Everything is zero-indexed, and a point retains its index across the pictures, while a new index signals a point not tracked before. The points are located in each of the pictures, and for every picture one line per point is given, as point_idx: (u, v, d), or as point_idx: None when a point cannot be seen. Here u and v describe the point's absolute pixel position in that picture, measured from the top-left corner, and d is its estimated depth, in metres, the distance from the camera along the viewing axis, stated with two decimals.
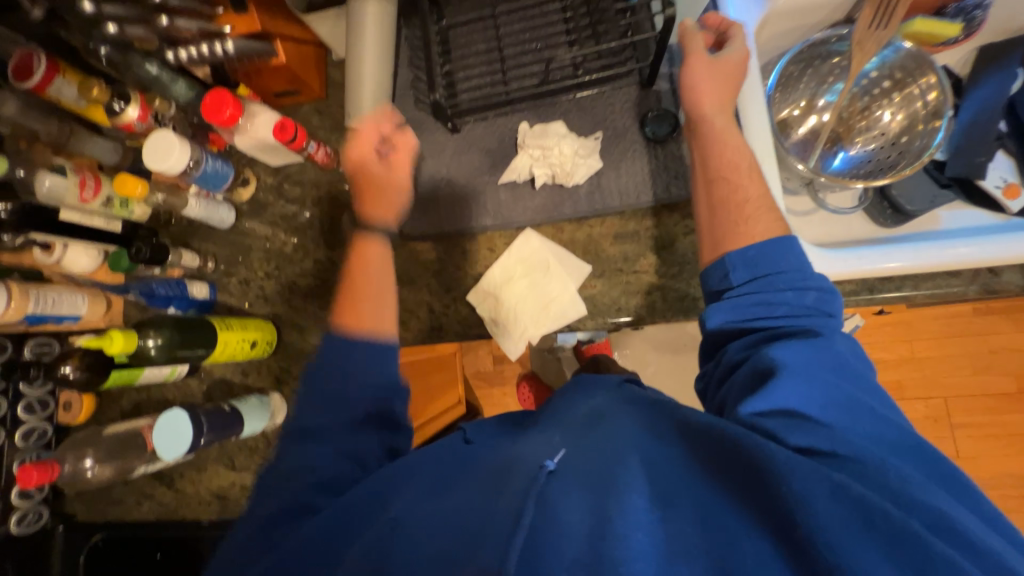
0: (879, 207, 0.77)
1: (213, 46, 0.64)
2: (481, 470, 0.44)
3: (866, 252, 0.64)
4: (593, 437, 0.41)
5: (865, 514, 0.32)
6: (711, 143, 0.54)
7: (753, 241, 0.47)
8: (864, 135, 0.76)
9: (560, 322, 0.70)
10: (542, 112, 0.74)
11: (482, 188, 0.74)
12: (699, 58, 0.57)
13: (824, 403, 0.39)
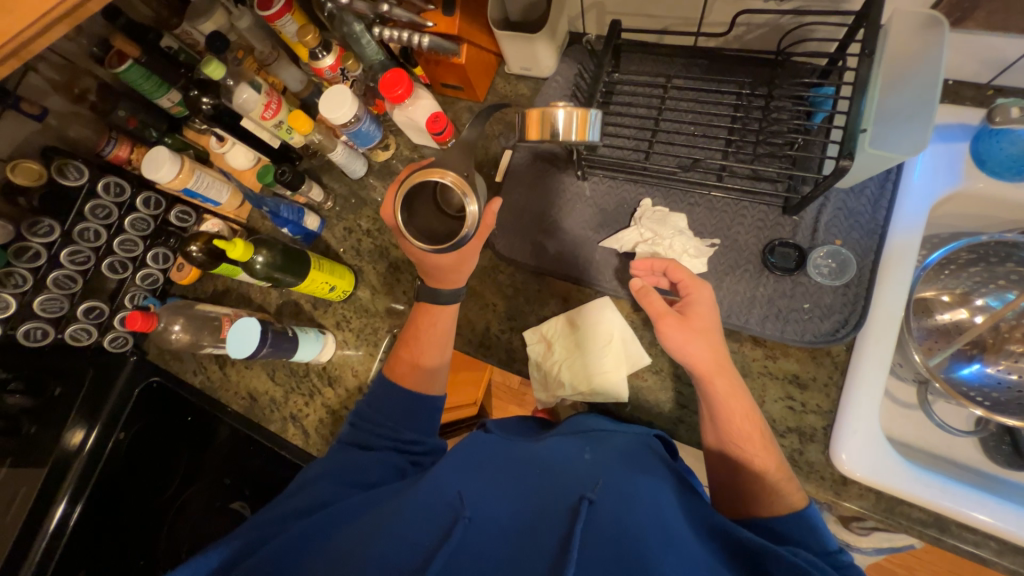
0: (996, 440, 0.66)
1: (412, 36, 0.71)
2: (516, 474, 0.54)
3: (942, 483, 0.58)
4: (638, 490, 0.50)
5: None
6: (719, 410, 0.58)
7: (780, 517, 0.51)
8: (1012, 361, 0.67)
9: (597, 398, 0.70)
10: (671, 196, 0.74)
11: (583, 241, 0.76)
12: (667, 315, 0.59)
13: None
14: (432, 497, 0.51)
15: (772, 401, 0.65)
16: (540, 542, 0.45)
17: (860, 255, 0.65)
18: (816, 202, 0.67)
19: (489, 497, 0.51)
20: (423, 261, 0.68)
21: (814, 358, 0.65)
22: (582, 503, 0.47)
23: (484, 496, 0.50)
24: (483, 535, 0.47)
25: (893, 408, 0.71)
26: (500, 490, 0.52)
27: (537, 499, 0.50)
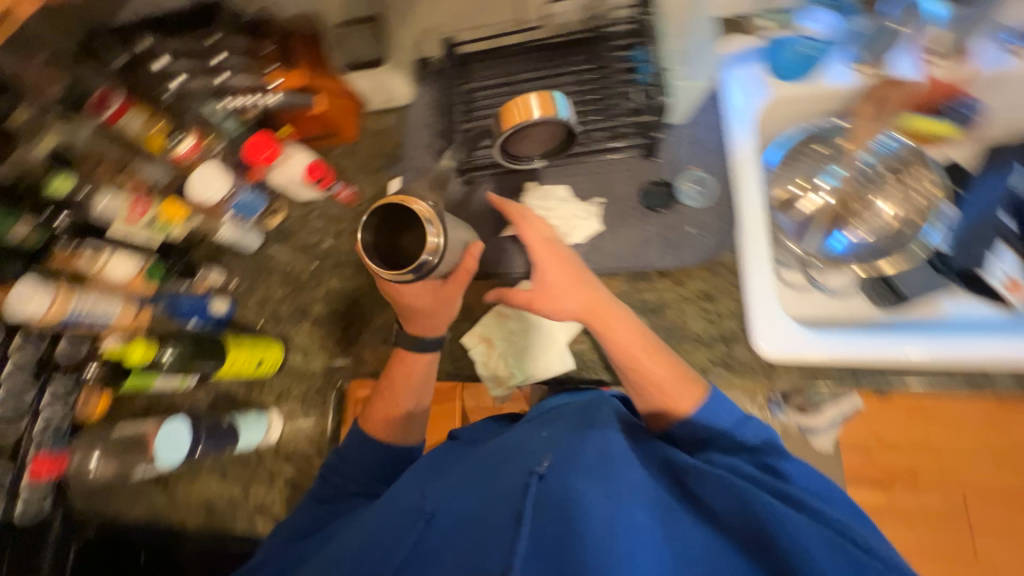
0: (878, 291, 0.76)
1: (262, 96, 0.74)
2: (477, 460, 0.59)
3: (852, 338, 0.66)
4: (590, 451, 0.55)
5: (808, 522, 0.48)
6: (610, 343, 0.64)
7: (682, 418, 0.62)
8: (865, 223, 0.76)
9: (546, 372, 0.75)
10: (551, 172, 0.80)
11: (489, 237, 0.80)
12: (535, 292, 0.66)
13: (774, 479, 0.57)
14: (398, 512, 0.55)
15: (693, 319, 0.72)
16: (500, 519, 0.49)
17: (714, 174, 0.74)
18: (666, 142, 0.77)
19: (450, 494, 0.55)
20: (399, 305, 0.68)
21: (711, 272, 0.72)
22: (536, 475, 0.52)
23: (449, 494, 0.55)
24: (449, 520, 0.52)
25: (794, 296, 0.79)
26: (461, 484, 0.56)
27: (493, 479, 0.55)
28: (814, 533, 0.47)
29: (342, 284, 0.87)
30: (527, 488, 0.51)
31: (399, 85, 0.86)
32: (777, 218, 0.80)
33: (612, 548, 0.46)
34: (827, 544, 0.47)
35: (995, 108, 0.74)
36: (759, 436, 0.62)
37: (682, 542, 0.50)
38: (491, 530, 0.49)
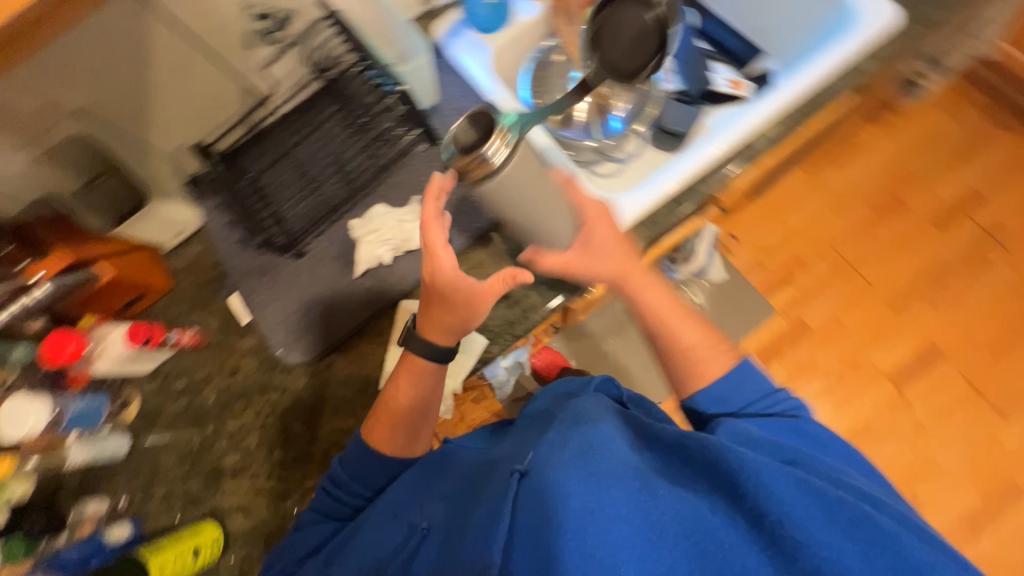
0: (660, 138, 0.94)
1: (28, 295, 0.64)
2: (463, 497, 0.57)
3: (658, 179, 0.78)
4: (570, 439, 0.49)
5: (818, 495, 0.41)
6: (655, 316, 0.64)
7: (717, 382, 0.59)
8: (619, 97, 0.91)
9: (470, 360, 0.77)
10: (365, 201, 0.81)
11: (346, 288, 0.79)
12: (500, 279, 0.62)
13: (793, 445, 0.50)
14: (398, 533, 0.61)
15: None
16: (474, 530, 0.49)
17: None
18: (439, 123, 0.83)
19: (442, 509, 0.59)
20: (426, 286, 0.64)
21: None
22: (515, 474, 0.48)
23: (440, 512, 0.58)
24: (437, 537, 0.56)
25: (614, 180, 0.95)
26: (448, 498, 0.59)
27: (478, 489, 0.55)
28: (787, 475, 0.42)
29: (236, 422, 0.78)
30: (509, 488, 0.48)
31: (179, 212, 0.85)
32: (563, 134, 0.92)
33: (591, 545, 0.40)
34: (799, 483, 0.42)
35: None
36: (789, 410, 0.57)
37: (675, 533, 0.41)
38: (467, 534, 0.50)
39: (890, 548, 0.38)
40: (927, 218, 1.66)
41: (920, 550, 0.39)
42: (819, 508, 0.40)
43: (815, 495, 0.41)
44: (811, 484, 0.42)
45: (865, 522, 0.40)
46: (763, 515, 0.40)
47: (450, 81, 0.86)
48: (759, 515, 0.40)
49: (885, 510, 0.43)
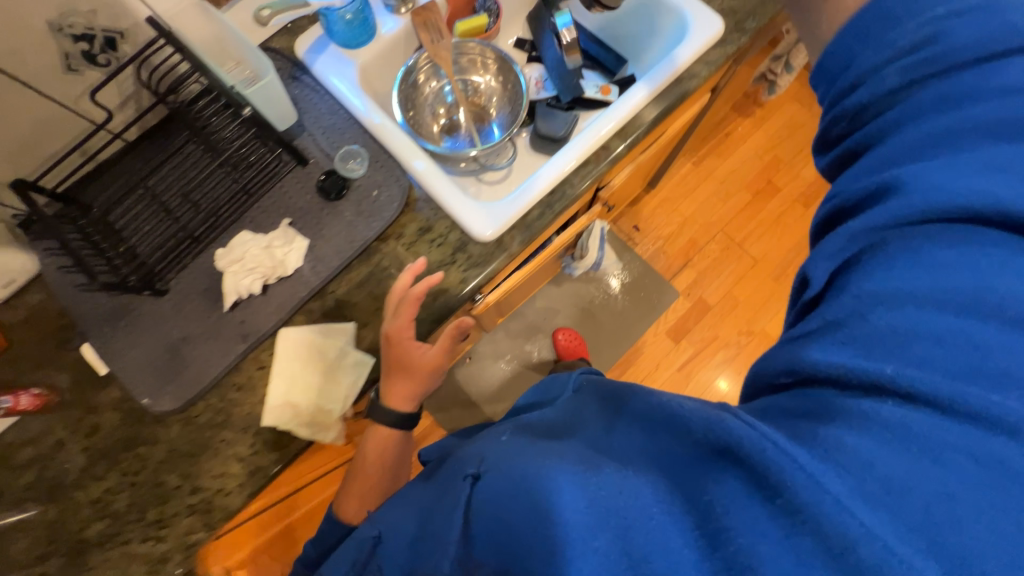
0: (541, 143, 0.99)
1: None
2: (443, 485, 0.60)
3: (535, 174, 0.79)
4: (534, 450, 0.50)
5: (768, 487, 0.33)
6: None
7: None
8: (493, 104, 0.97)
9: (358, 385, 0.72)
10: (232, 229, 0.77)
11: (217, 322, 0.74)
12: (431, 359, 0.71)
13: (909, 372, 0.32)
14: (355, 546, 0.67)
15: (429, 252, 0.77)
16: (439, 528, 0.53)
17: (363, 141, 0.81)
18: (308, 143, 0.81)
19: (408, 512, 0.63)
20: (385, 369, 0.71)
21: (416, 209, 0.79)
22: (468, 480, 0.52)
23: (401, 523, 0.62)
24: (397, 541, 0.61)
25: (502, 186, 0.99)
26: (406, 511, 0.64)
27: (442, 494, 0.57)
28: (736, 435, 0.35)
29: (100, 486, 0.70)
30: (460, 494, 0.52)
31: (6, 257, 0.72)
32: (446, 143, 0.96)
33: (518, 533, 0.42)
34: (731, 448, 0.35)
35: None
36: (983, 221, 0.34)
37: (584, 529, 0.37)
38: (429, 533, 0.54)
39: (818, 528, 0.30)
40: (794, 195, 1.89)
41: (886, 525, 0.28)
42: (756, 485, 0.33)
43: (754, 472, 0.33)
44: (759, 450, 0.33)
45: (798, 501, 0.31)
46: (698, 495, 0.36)
47: (316, 99, 0.83)
48: (695, 504, 0.36)
49: (907, 485, 0.29)
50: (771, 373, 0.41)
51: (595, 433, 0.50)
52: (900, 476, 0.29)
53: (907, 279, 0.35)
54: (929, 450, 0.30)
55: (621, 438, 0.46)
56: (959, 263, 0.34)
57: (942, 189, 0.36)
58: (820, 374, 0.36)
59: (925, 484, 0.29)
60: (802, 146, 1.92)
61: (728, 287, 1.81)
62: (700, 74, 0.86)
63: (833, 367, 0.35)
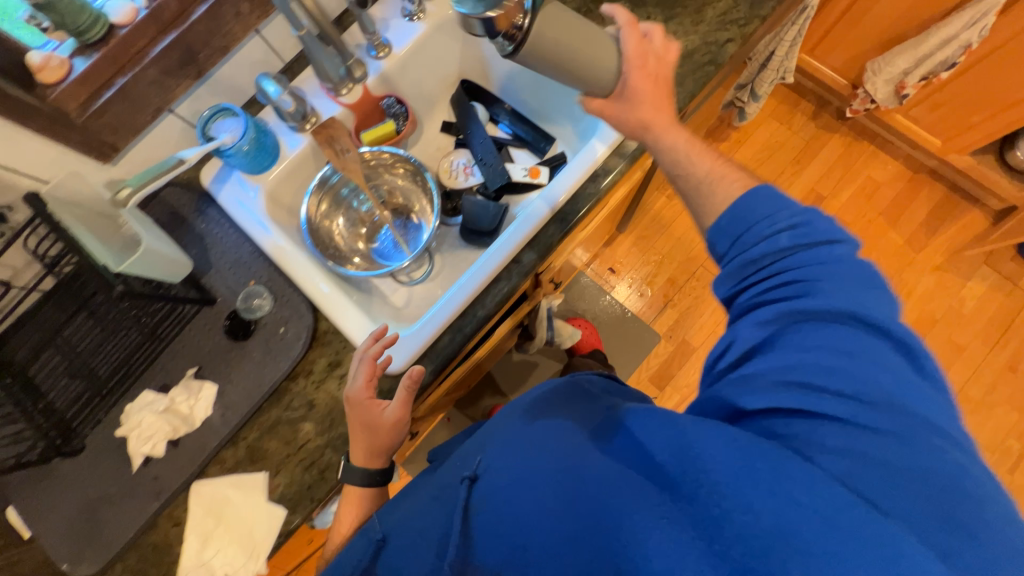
0: (472, 237, 0.96)
1: None
2: (433, 484, 0.66)
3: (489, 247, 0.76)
4: (534, 433, 0.59)
5: (779, 485, 0.41)
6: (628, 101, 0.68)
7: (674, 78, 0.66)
8: (412, 203, 0.95)
9: (270, 539, 0.70)
10: (146, 379, 0.76)
11: (130, 478, 0.73)
12: (381, 420, 0.67)
13: (850, 401, 0.46)
14: (359, 546, 0.63)
15: (339, 389, 0.75)
16: (436, 531, 0.57)
17: (269, 276, 0.79)
18: (216, 280, 0.79)
19: (401, 515, 0.63)
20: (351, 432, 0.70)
21: (324, 343, 0.77)
22: (467, 483, 0.58)
23: (401, 516, 0.64)
24: (399, 535, 0.61)
25: (433, 282, 0.96)
26: (408, 510, 0.64)
27: (436, 498, 0.62)
28: (740, 452, 0.44)
29: None
30: (459, 494, 0.58)
31: None
32: (377, 258, 0.93)
33: (529, 528, 0.51)
34: (733, 450, 0.45)
35: (415, 88, 0.96)
36: (865, 346, 0.49)
37: (601, 503, 0.49)
38: (423, 549, 0.57)
39: (825, 516, 0.39)
40: None
41: (848, 507, 0.39)
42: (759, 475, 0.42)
43: (756, 461, 0.43)
44: (756, 450, 0.44)
45: (800, 493, 0.40)
46: (731, 480, 0.43)
47: (223, 229, 0.82)
48: (700, 493, 0.44)
49: (854, 478, 0.43)
50: (719, 402, 0.54)
51: (587, 421, 0.61)
52: (838, 462, 0.44)
53: (825, 339, 0.50)
54: (855, 461, 0.44)
55: (619, 432, 0.57)
56: (858, 339, 0.49)
57: (840, 299, 0.51)
58: (779, 408, 0.49)
59: (851, 448, 0.44)
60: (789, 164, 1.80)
61: (713, 323, 1.72)
62: (614, 168, 0.82)
63: (785, 400, 0.49)
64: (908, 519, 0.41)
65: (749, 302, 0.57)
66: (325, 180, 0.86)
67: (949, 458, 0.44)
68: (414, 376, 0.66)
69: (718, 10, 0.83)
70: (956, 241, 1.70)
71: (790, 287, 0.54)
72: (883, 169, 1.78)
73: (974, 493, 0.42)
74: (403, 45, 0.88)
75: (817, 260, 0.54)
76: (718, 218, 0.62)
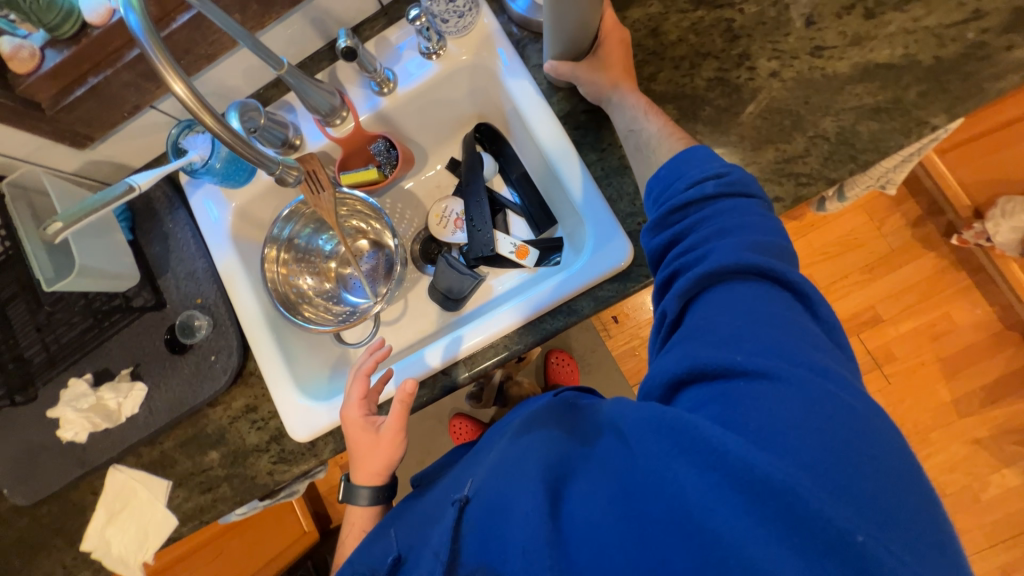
0: (440, 299, 0.89)
1: None
2: (435, 507, 0.60)
3: (424, 349, 0.77)
4: (514, 452, 0.53)
5: (750, 487, 0.36)
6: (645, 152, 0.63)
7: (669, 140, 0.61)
8: (381, 248, 0.91)
9: (159, 540, 0.78)
10: (92, 358, 0.80)
11: (61, 442, 0.80)
12: (378, 440, 0.69)
13: (771, 355, 0.42)
14: (371, 558, 0.59)
15: (248, 433, 0.78)
16: (435, 544, 0.51)
17: (213, 299, 0.79)
18: (169, 286, 0.81)
19: (412, 528, 0.59)
20: (350, 449, 0.72)
21: (247, 383, 0.79)
22: (457, 506, 0.51)
23: (407, 530, 0.59)
24: (411, 549, 0.56)
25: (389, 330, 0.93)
26: (417, 525, 0.59)
27: (431, 518, 0.57)
28: (672, 433, 0.41)
29: None
30: (449, 518, 0.51)
31: None
32: (346, 297, 0.89)
33: (515, 533, 0.44)
34: (685, 438, 0.40)
35: (420, 126, 0.86)
36: (778, 292, 0.47)
37: (583, 494, 0.45)
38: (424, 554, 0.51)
39: (813, 529, 0.34)
40: None
41: (858, 472, 0.37)
42: (691, 454, 0.40)
43: (685, 442, 0.40)
44: (681, 420, 0.41)
45: (779, 489, 0.35)
46: (671, 453, 0.41)
47: (185, 236, 0.81)
48: (655, 481, 0.41)
49: (820, 423, 0.38)
50: (651, 381, 0.50)
51: (554, 419, 0.58)
52: (762, 433, 0.39)
53: (742, 301, 0.46)
54: (802, 419, 0.38)
55: (588, 432, 0.54)
56: (774, 298, 0.47)
57: (756, 241, 0.49)
58: (705, 368, 0.44)
59: (786, 411, 0.39)
60: (867, 267, 1.53)
61: None
62: (580, 311, 0.73)
63: (706, 362, 0.44)
64: (870, 504, 0.36)
65: (677, 269, 0.53)
66: (275, 234, 0.81)
67: (868, 418, 0.39)
68: (405, 390, 0.66)
69: (781, 153, 0.66)
70: (1016, 422, 1.45)
71: (699, 248, 0.52)
72: (969, 312, 1.49)
73: (897, 450, 0.39)
74: (409, 86, 0.78)
75: (733, 211, 0.52)
76: (657, 170, 0.60)
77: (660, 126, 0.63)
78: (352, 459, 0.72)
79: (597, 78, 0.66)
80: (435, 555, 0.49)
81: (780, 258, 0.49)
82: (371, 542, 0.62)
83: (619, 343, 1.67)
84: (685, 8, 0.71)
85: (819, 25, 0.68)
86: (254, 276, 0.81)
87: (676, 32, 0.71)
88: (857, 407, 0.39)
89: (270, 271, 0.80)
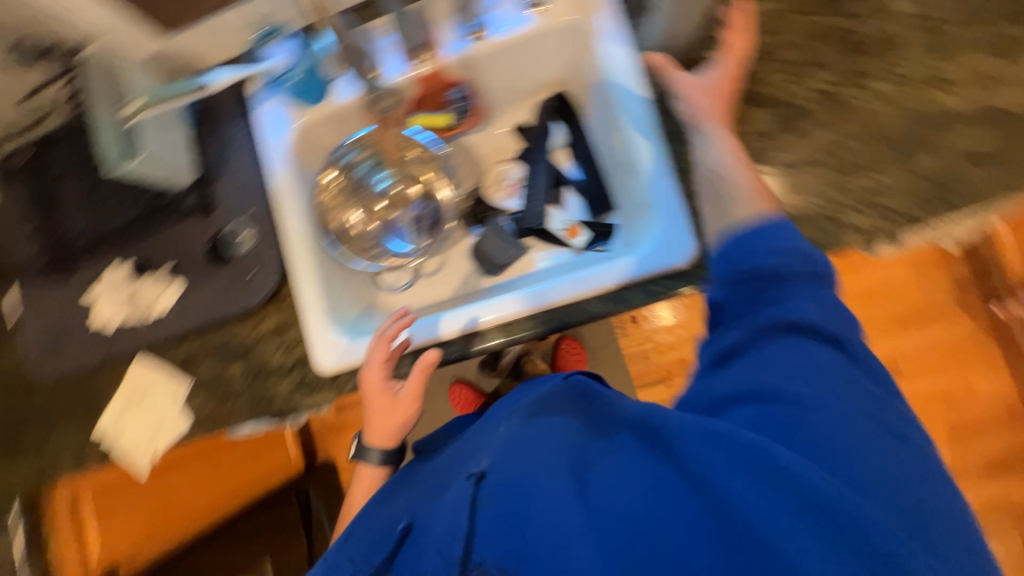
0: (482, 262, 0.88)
1: None
2: (438, 484, 0.57)
3: (445, 315, 0.76)
4: (528, 432, 0.47)
5: (821, 519, 0.36)
6: (725, 195, 0.61)
7: (760, 201, 0.58)
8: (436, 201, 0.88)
9: (171, 438, 0.79)
10: (133, 250, 0.82)
11: (91, 325, 0.82)
12: (395, 404, 0.70)
13: (834, 399, 0.43)
14: (381, 529, 0.57)
15: (273, 353, 0.78)
16: (439, 532, 0.43)
17: (261, 215, 0.78)
18: (218, 194, 0.80)
19: (417, 505, 0.56)
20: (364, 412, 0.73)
21: (281, 306, 0.79)
22: (471, 483, 0.44)
23: (418, 502, 0.57)
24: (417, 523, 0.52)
25: (425, 284, 0.89)
26: (422, 496, 0.58)
27: (440, 491, 0.55)
28: (737, 451, 0.40)
29: None
30: (461, 497, 0.44)
31: None
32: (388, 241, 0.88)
33: (543, 528, 0.39)
34: (753, 459, 0.39)
35: (498, 81, 0.83)
36: (841, 344, 0.48)
37: (624, 490, 0.41)
38: (426, 545, 0.45)
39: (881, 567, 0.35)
40: None
41: (916, 521, 0.38)
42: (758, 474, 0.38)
43: (753, 462, 0.39)
44: (751, 442, 0.40)
45: (853, 525, 0.36)
46: (737, 471, 0.39)
47: (245, 148, 0.80)
48: (716, 495, 0.38)
49: (882, 472, 0.39)
50: (698, 403, 0.49)
51: (572, 400, 0.53)
52: (833, 468, 0.39)
53: (806, 345, 0.47)
54: (867, 464, 0.39)
55: (611, 422, 0.49)
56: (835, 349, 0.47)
57: (825, 297, 0.50)
58: (768, 399, 0.44)
59: (853, 453, 0.40)
60: (899, 319, 1.50)
61: None
62: (628, 301, 0.71)
63: (768, 396, 0.44)
64: (926, 546, 0.37)
65: (742, 303, 0.52)
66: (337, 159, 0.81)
67: (919, 469, 0.41)
68: (429, 359, 0.69)
69: (873, 182, 0.63)
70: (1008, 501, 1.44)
71: (771, 294, 0.51)
72: (989, 385, 1.47)
73: (943, 502, 0.40)
74: (500, 37, 0.75)
75: (813, 273, 0.51)
76: (739, 222, 0.57)
77: (748, 183, 0.60)
78: (365, 421, 0.73)
79: (698, 104, 0.65)
80: (439, 551, 0.42)
81: (843, 321, 0.50)
82: (377, 517, 0.60)
83: (632, 343, 1.67)
84: (805, 10, 0.67)
85: (945, 55, 0.64)
86: (308, 196, 0.80)
87: (790, 34, 0.67)
88: (913, 459, 0.41)
89: (326, 198, 0.82)
